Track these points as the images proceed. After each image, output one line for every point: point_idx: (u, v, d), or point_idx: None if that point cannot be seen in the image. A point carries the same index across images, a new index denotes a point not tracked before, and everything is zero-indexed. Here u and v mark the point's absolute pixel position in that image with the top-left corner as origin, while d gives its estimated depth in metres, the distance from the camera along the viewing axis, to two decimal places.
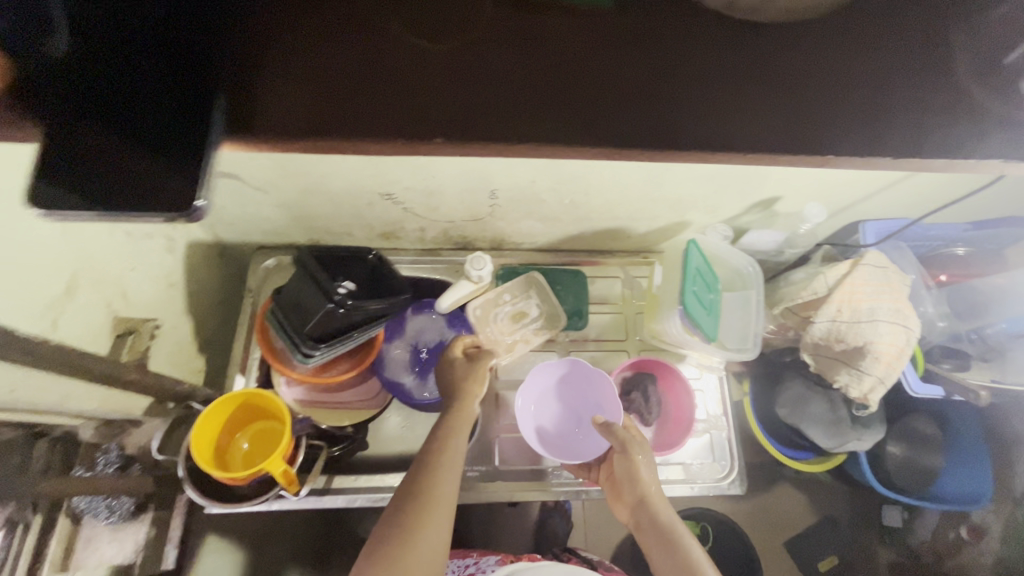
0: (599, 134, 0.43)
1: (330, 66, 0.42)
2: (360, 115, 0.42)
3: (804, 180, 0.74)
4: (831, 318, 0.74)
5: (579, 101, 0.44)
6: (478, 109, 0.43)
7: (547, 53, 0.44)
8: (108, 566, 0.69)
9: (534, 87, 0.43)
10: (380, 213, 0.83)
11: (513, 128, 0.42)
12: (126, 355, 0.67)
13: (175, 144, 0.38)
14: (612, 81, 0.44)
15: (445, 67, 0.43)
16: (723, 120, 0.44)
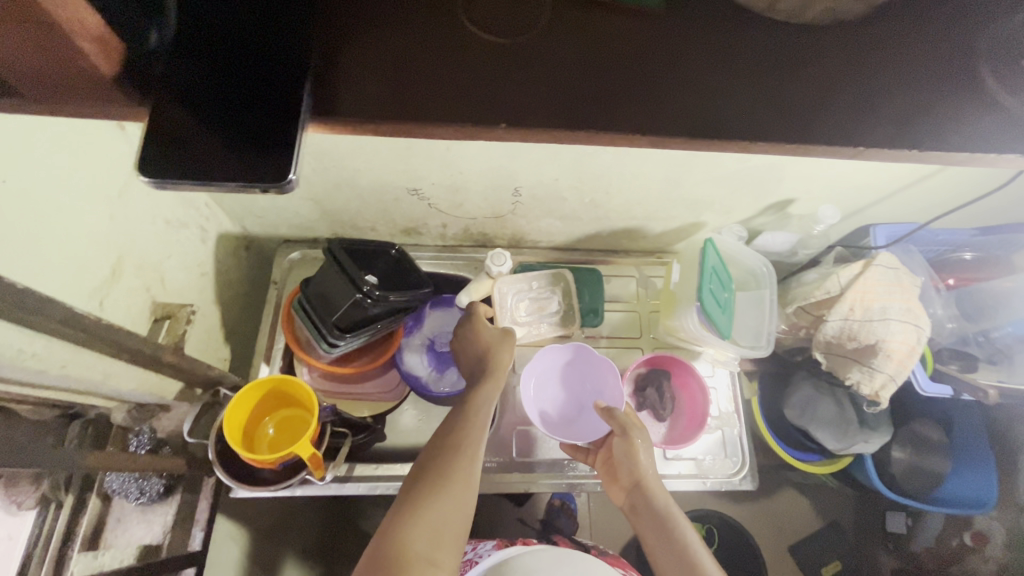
0: (663, 119, 0.34)
1: (411, 47, 0.33)
2: (447, 96, 0.33)
3: (820, 183, 0.77)
4: (844, 317, 0.77)
5: (695, 87, 0.35)
6: (593, 95, 0.34)
7: (626, 43, 0.35)
8: (137, 545, 0.71)
9: (640, 72, 0.35)
10: (406, 208, 0.86)
11: (627, 116, 0.34)
12: (165, 340, 0.67)
13: (266, 119, 0.31)
14: (710, 61, 0.36)
15: (520, 56, 0.34)
16: (834, 104, 0.36)
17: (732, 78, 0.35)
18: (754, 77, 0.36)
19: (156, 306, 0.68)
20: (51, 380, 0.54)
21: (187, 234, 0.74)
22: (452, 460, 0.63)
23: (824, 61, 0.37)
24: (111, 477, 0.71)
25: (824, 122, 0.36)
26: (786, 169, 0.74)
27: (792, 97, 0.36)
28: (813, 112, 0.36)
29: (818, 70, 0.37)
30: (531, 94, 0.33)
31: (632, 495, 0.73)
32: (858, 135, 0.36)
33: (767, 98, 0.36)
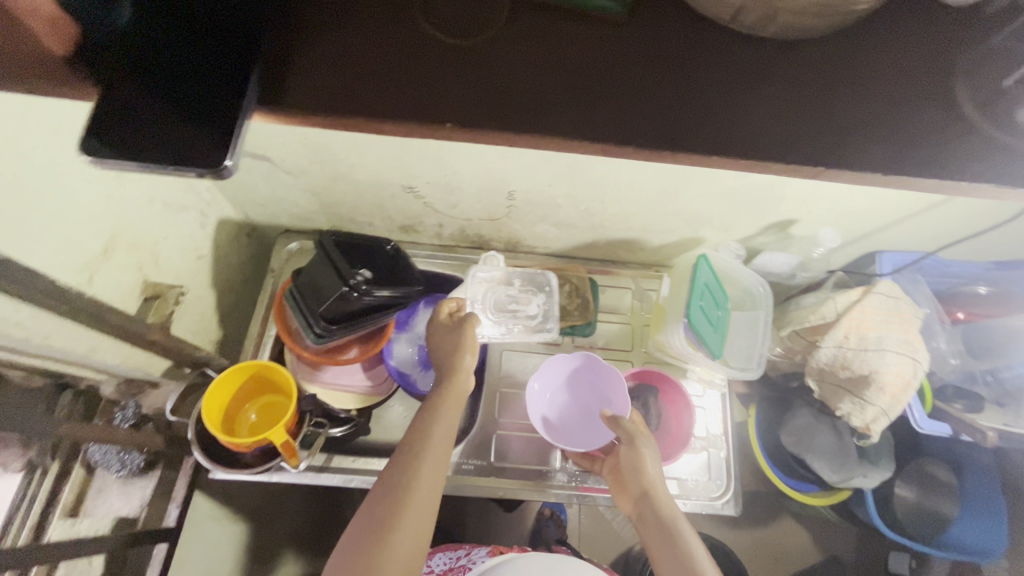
0: (587, 125, 0.42)
1: (364, 54, 0.42)
2: (380, 97, 0.42)
3: (820, 204, 0.75)
4: (838, 344, 0.74)
5: (590, 91, 0.43)
6: (505, 97, 0.42)
7: (554, 55, 0.43)
8: (114, 516, 0.74)
9: (561, 78, 0.43)
10: (403, 206, 0.87)
11: (537, 121, 0.41)
12: (151, 318, 0.69)
13: (203, 105, 0.39)
14: (615, 74, 0.43)
15: (453, 63, 0.43)
16: (727, 118, 0.42)
17: (621, 89, 0.43)
18: (664, 84, 0.43)
19: (148, 285, 0.70)
20: (34, 349, 0.56)
21: (186, 217, 0.76)
22: (408, 482, 0.59)
23: (729, 77, 0.44)
24: (94, 448, 0.73)
25: (715, 125, 0.42)
26: (784, 188, 0.72)
27: (684, 108, 0.42)
28: (702, 120, 0.42)
29: (726, 86, 0.43)
30: (455, 93, 0.42)
31: (639, 504, 0.69)
32: (739, 141, 0.42)
33: (668, 103, 0.43)
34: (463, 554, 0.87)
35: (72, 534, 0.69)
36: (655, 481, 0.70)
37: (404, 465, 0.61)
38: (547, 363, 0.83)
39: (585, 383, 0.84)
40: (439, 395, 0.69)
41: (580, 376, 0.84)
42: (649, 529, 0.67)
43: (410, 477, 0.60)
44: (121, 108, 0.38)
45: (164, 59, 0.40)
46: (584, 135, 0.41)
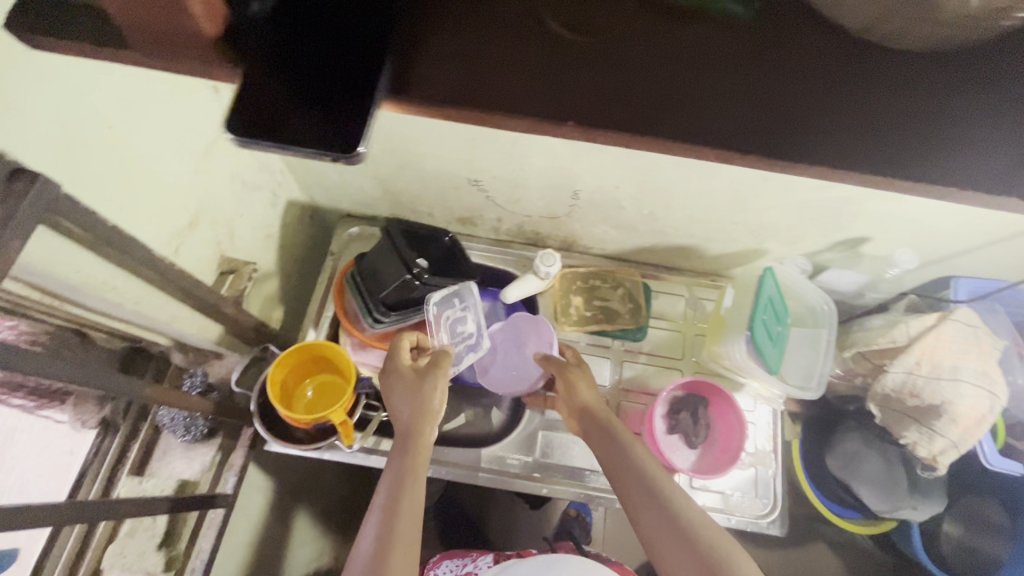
0: (757, 141, 0.32)
1: (492, 27, 0.31)
2: (536, 92, 0.31)
3: (899, 223, 0.72)
4: (907, 370, 0.71)
5: (773, 99, 0.32)
6: (682, 103, 0.32)
7: (727, 58, 0.32)
8: (177, 479, 0.76)
9: (749, 83, 0.32)
10: (464, 198, 0.87)
11: (741, 138, 0.32)
12: (227, 292, 0.72)
13: (347, 89, 0.29)
14: (796, 84, 0.32)
15: (600, 60, 0.32)
16: (929, 146, 0.32)
17: (801, 115, 0.32)
18: (853, 105, 0.32)
19: (223, 260, 0.72)
20: (125, 314, 0.58)
21: (259, 196, 0.78)
22: (387, 539, 0.55)
23: (919, 97, 0.32)
24: (163, 412, 0.76)
25: (923, 154, 0.32)
26: (864, 204, 0.70)
27: (875, 133, 0.32)
28: (907, 151, 0.32)
29: (925, 105, 0.32)
30: (615, 101, 0.31)
31: (617, 472, 0.61)
32: (969, 172, 0.32)
33: (871, 120, 0.32)
34: (470, 561, 0.87)
35: (138, 492, 0.72)
36: (593, 402, 0.71)
37: (378, 515, 0.57)
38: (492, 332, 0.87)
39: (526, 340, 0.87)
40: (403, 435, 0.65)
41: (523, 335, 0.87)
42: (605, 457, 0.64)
43: (388, 526, 0.56)
44: (264, 92, 0.29)
45: (275, 38, 0.30)
46: (791, 156, 0.32)
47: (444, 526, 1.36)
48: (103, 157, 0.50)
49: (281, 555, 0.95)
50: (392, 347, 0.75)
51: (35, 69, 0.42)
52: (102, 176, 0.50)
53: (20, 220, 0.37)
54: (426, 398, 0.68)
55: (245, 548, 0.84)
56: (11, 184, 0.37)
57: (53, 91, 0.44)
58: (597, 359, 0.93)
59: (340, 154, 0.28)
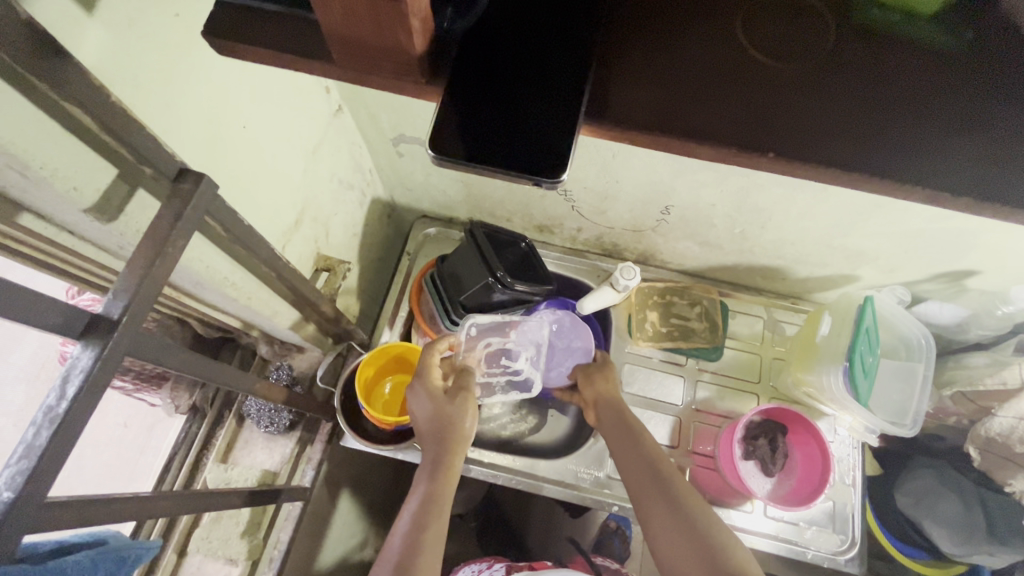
0: (979, 182, 0.29)
1: (683, 54, 0.30)
2: (740, 117, 0.29)
3: (1019, 258, 0.68)
4: (1019, 416, 0.68)
5: (994, 133, 0.30)
6: (893, 138, 0.29)
7: (935, 90, 0.30)
8: (260, 469, 0.76)
9: (966, 117, 0.30)
10: (549, 206, 0.86)
11: (968, 176, 0.29)
12: (322, 289, 0.73)
13: (542, 115, 0.29)
14: (1018, 121, 0.30)
15: (797, 89, 0.30)
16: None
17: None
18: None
19: (319, 258, 0.73)
20: (236, 307, 0.59)
21: (351, 194, 0.79)
22: (415, 550, 0.54)
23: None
24: (250, 402, 0.76)
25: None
26: (984, 237, 0.66)
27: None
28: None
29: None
30: (819, 132, 0.29)
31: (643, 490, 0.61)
32: None
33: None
34: (485, 568, 0.86)
35: (223, 480, 0.74)
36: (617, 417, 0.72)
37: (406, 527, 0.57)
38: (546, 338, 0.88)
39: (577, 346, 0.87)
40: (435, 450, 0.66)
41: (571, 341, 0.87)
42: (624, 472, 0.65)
43: (417, 540, 0.56)
44: (466, 113, 0.29)
45: (476, 59, 0.30)
46: (1019, 201, 0.29)
47: (486, 529, 1.35)
48: (235, 155, 0.51)
49: (341, 549, 0.96)
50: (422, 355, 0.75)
51: (195, 68, 0.43)
52: (234, 173, 0.51)
53: (187, 220, 0.38)
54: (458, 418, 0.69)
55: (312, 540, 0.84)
56: (179, 184, 0.38)
57: (206, 90, 0.44)
58: (670, 377, 0.91)
59: (543, 179, 0.29)
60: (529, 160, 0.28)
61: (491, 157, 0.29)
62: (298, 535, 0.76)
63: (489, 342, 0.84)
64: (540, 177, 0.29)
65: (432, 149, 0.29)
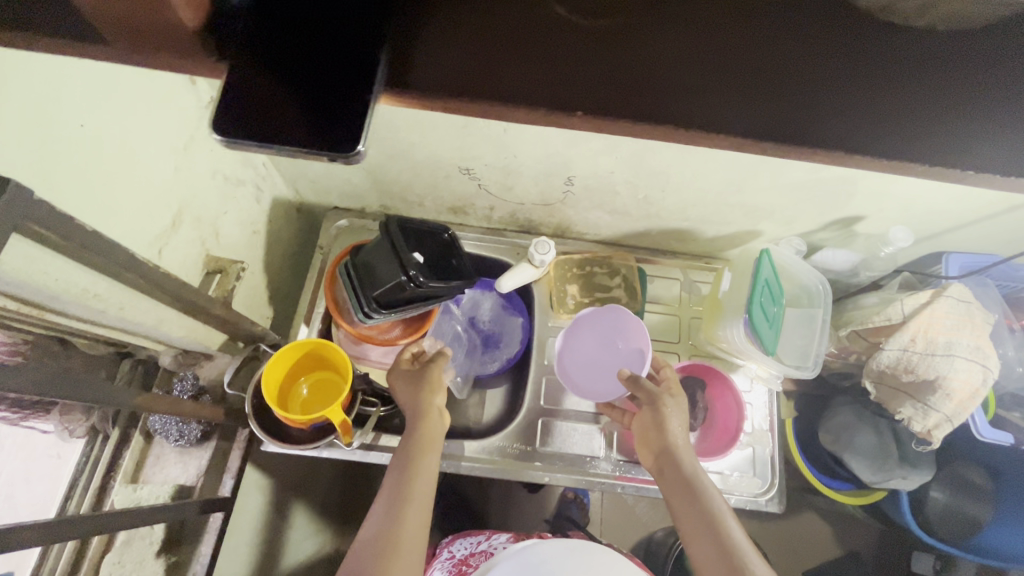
0: (728, 121, 0.35)
1: (488, 20, 0.34)
2: (530, 79, 0.34)
3: (892, 200, 0.72)
4: (903, 347, 0.72)
5: (747, 73, 0.35)
6: (655, 85, 0.35)
7: (709, 33, 0.35)
8: (173, 484, 0.74)
9: (729, 61, 0.35)
10: (456, 187, 0.85)
11: (718, 118, 0.35)
12: (214, 293, 0.70)
13: (342, 89, 0.33)
14: (770, 61, 0.35)
15: (585, 44, 0.34)
16: (886, 126, 0.36)
17: (768, 93, 0.35)
18: (814, 87, 0.35)
19: (209, 259, 0.70)
20: (108, 320, 0.56)
21: (244, 190, 0.76)
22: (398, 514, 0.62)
23: (880, 80, 0.35)
24: (154, 418, 0.74)
25: (878, 131, 0.36)
26: (858, 184, 0.70)
27: (829, 119, 0.36)
28: (856, 132, 0.36)
29: (885, 87, 0.35)
30: (596, 86, 0.34)
31: (702, 528, 0.63)
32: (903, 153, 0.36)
33: (828, 104, 0.35)
34: (483, 539, 0.96)
35: (133, 500, 0.71)
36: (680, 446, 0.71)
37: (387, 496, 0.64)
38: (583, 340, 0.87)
39: (625, 335, 0.84)
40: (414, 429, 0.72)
41: (617, 325, 0.85)
42: (680, 503, 0.66)
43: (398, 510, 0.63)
44: (265, 92, 0.32)
45: (278, 31, 0.33)
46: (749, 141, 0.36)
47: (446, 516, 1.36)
48: (77, 158, 0.47)
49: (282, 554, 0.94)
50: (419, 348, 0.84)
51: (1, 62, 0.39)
52: (82, 176, 0.48)
53: None
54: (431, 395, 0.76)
55: (248, 548, 0.83)
56: None
57: (25, 86, 0.41)
58: None
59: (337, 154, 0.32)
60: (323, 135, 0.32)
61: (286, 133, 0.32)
62: (220, 546, 0.74)
63: (453, 315, 0.93)
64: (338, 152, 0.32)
65: (219, 130, 0.32)
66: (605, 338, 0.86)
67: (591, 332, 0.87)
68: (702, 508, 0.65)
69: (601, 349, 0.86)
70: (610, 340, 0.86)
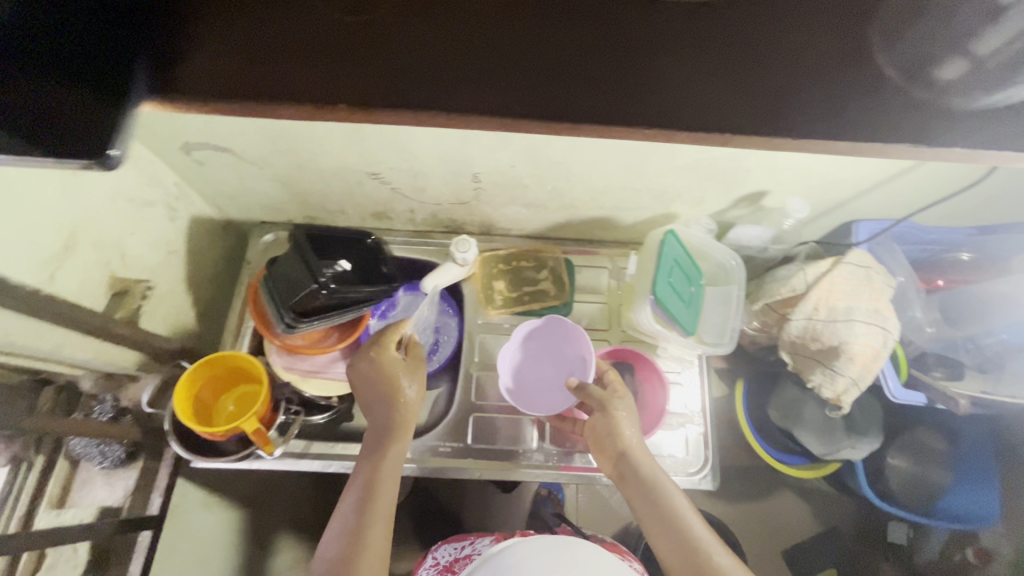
0: (496, 102, 0.36)
1: (253, 37, 0.37)
2: (293, 81, 0.36)
3: (787, 173, 0.73)
4: (808, 316, 0.73)
5: (504, 56, 0.37)
6: (451, 74, 0.37)
7: (462, 28, 0.38)
8: (98, 506, 0.75)
9: (479, 50, 0.37)
10: (371, 192, 0.87)
11: (477, 96, 0.37)
12: (121, 314, 0.73)
13: (99, 99, 0.34)
14: (517, 39, 0.38)
15: (341, 52, 0.37)
16: (640, 88, 0.38)
17: (532, 71, 0.37)
18: (560, 58, 0.38)
19: (114, 281, 0.72)
20: None
21: (153, 212, 0.77)
22: (363, 520, 0.65)
23: (623, 52, 0.38)
24: (76, 440, 0.74)
25: (639, 91, 0.37)
26: (747, 160, 0.71)
27: (603, 76, 0.37)
28: (618, 98, 0.37)
29: (628, 57, 0.38)
30: (357, 83, 0.37)
31: (660, 522, 0.67)
32: (663, 109, 0.37)
33: (591, 73, 0.38)
34: (471, 542, 0.96)
35: (57, 523, 0.69)
36: (634, 447, 0.72)
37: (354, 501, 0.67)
38: (523, 349, 0.87)
39: (569, 345, 0.86)
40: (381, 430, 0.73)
41: (560, 334, 0.87)
42: (637, 499, 0.70)
43: (365, 517, 0.65)
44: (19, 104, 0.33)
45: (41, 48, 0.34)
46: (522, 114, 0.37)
47: (415, 520, 1.36)
48: None
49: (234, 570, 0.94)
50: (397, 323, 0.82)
51: None
52: None
53: None
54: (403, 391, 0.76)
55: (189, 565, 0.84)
56: None
57: None
58: None
59: (94, 158, 0.32)
60: (76, 139, 0.32)
61: (30, 137, 0.32)
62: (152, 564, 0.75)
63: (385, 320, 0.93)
64: (97, 158, 0.33)
65: None
66: (547, 347, 0.87)
67: (532, 341, 0.88)
68: (658, 504, 0.68)
69: (545, 362, 0.87)
70: (554, 350, 0.87)
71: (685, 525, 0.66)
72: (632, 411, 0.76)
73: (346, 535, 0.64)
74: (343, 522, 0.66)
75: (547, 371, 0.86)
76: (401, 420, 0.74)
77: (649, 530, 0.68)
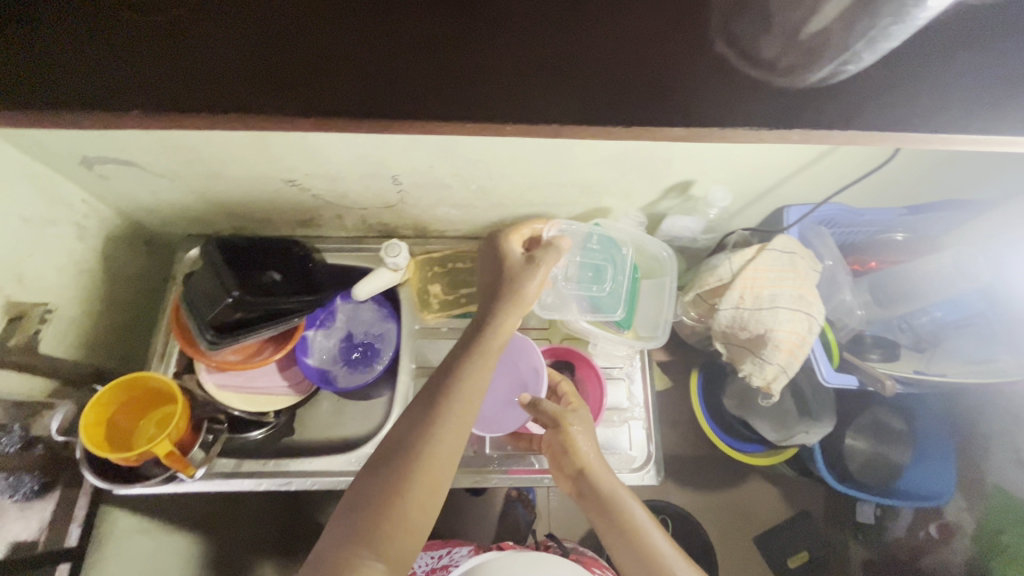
0: (217, 102, 0.42)
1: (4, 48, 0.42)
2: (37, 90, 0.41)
3: (706, 162, 0.72)
4: (734, 306, 0.72)
5: (231, 68, 0.43)
6: (176, 87, 0.42)
7: (191, 46, 0.43)
8: (10, 542, 0.69)
9: (209, 65, 0.43)
10: (292, 200, 0.84)
11: (205, 101, 0.42)
12: (17, 340, 0.70)
13: None
14: (243, 52, 0.43)
15: (81, 64, 0.42)
16: (351, 87, 0.43)
17: (256, 79, 0.43)
18: (278, 68, 0.43)
19: (10, 305, 0.69)
20: None
21: (55, 231, 0.74)
22: (429, 428, 0.55)
23: (335, 59, 0.43)
24: None
25: (347, 92, 0.43)
26: (662, 150, 0.70)
27: (317, 81, 0.43)
28: (326, 99, 0.43)
29: (337, 63, 0.43)
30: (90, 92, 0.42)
31: (622, 540, 0.65)
32: (369, 106, 0.43)
33: (308, 79, 0.43)
34: (446, 553, 0.93)
35: None
36: (590, 464, 0.71)
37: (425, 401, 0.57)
38: None
39: (522, 359, 0.84)
40: (485, 324, 0.64)
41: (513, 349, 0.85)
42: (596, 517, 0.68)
43: (430, 428, 0.55)
44: None
45: None
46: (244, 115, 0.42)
47: None
48: None
49: None
50: (508, 265, 0.70)
51: None
52: None
53: None
54: (522, 283, 0.67)
55: None
56: None
57: None
58: None
59: None
60: None
61: None
62: None
63: (326, 332, 0.92)
64: None
65: None
66: (500, 364, 0.85)
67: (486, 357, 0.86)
68: (617, 521, 0.66)
69: (500, 378, 0.85)
70: (508, 365, 0.85)
71: (647, 543, 0.63)
72: (587, 426, 0.74)
73: (403, 445, 0.54)
74: (407, 429, 0.56)
75: (498, 388, 0.84)
76: (507, 316, 0.64)
77: (612, 547, 0.66)
